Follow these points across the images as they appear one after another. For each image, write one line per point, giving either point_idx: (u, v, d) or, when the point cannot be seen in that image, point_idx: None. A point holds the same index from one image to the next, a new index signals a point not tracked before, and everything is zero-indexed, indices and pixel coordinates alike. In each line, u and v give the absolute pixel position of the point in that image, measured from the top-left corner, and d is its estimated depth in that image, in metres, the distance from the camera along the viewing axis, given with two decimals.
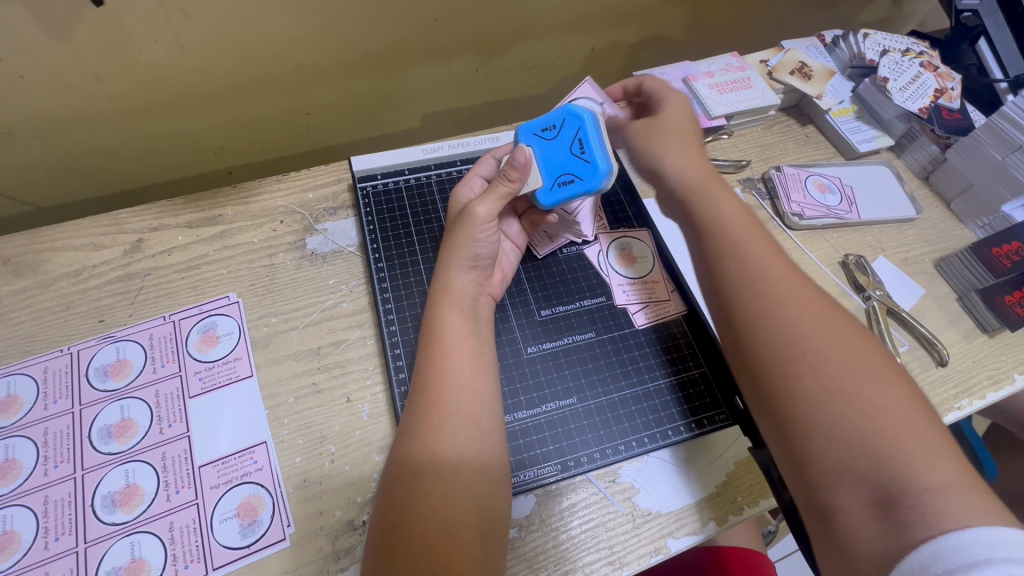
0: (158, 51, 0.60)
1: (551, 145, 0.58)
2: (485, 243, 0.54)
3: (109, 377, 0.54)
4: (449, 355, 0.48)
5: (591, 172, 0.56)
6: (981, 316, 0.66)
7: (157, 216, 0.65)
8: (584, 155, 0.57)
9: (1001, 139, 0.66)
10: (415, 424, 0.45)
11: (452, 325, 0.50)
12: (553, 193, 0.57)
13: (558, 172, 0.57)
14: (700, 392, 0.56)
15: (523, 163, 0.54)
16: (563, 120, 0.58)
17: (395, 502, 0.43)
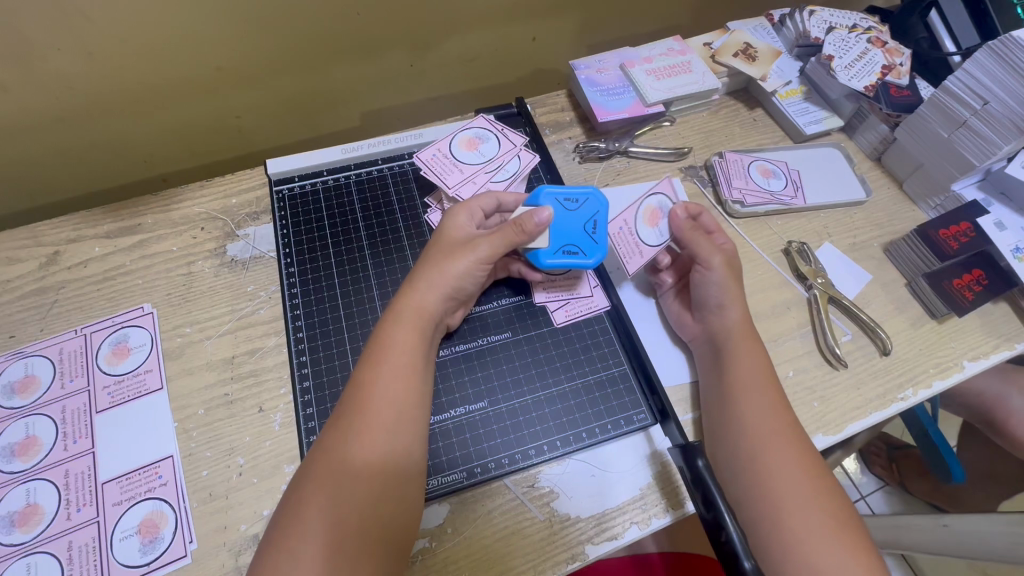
0: (66, 59, 0.59)
1: (569, 214, 0.55)
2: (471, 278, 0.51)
3: (16, 394, 0.53)
4: (396, 374, 0.46)
5: (595, 250, 0.55)
6: (930, 301, 0.63)
7: (75, 227, 0.63)
8: (594, 234, 0.55)
9: (946, 115, 0.63)
10: (345, 442, 0.43)
11: (406, 341, 0.48)
12: (554, 257, 0.54)
13: (565, 239, 0.54)
14: (618, 391, 0.54)
15: (541, 222, 0.51)
16: (583, 197, 0.57)
17: (285, 520, 0.41)
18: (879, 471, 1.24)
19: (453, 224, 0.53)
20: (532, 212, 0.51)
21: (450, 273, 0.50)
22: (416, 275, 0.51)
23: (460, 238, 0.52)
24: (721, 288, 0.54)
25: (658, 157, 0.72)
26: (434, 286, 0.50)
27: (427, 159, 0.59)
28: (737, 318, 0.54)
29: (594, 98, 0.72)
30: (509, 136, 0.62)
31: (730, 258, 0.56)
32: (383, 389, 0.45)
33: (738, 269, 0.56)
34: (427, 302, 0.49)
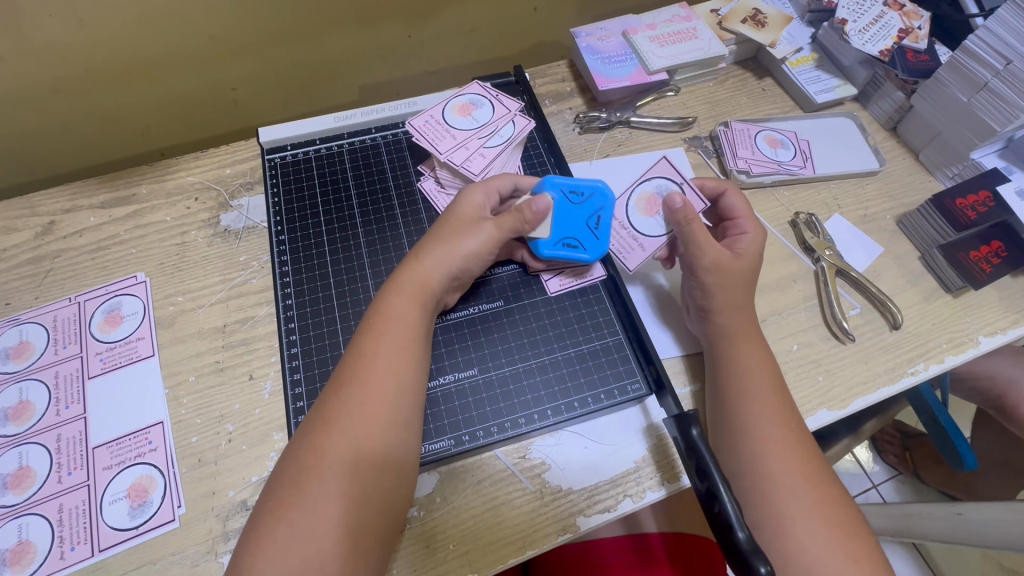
0: (57, 26, 0.58)
1: (573, 207, 0.55)
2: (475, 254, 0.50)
3: (10, 360, 0.54)
4: (400, 347, 0.45)
5: (594, 246, 0.55)
6: (945, 275, 0.60)
7: (71, 197, 0.63)
8: (595, 229, 0.55)
9: (965, 78, 0.60)
10: (347, 416, 0.42)
11: (408, 313, 0.47)
12: (553, 248, 0.54)
13: (566, 231, 0.54)
14: (612, 361, 0.53)
15: (541, 211, 0.51)
16: (590, 189, 0.56)
17: (278, 493, 0.39)
18: (891, 459, 1.22)
19: (467, 203, 0.52)
20: (532, 201, 0.51)
21: (459, 249, 0.49)
22: (422, 249, 0.50)
23: (475, 217, 0.51)
24: (706, 291, 0.51)
25: (661, 127, 0.69)
26: (441, 263, 0.49)
27: (419, 125, 0.58)
28: (729, 317, 0.50)
29: (594, 65, 0.70)
30: (504, 101, 0.60)
31: (726, 261, 0.51)
32: (386, 362, 0.44)
33: (742, 274, 0.51)
34: (432, 277, 0.48)
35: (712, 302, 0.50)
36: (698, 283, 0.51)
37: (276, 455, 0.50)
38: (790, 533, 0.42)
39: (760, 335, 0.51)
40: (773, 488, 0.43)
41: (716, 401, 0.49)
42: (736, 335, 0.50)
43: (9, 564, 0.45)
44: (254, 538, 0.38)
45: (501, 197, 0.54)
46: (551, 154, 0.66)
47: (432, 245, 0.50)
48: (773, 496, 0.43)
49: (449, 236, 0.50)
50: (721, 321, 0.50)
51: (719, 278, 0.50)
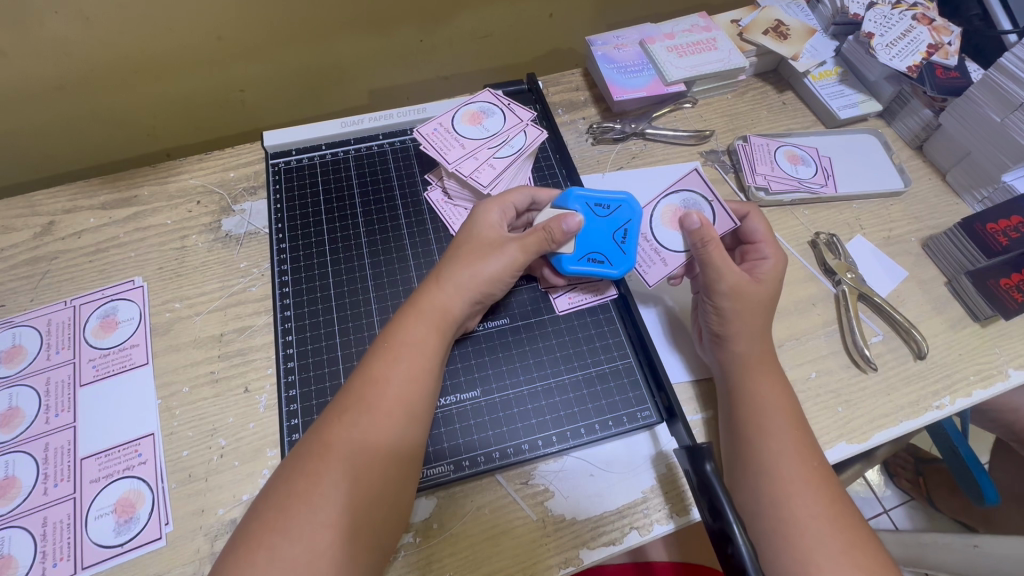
0: (63, 22, 0.57)
1: (599, 219, 0.52)
2: (496, 279, 0.48)
3: (1, 364, 0.52)
4: (412, 375, 0.43)
5: (622, 261, 0.51)
6: (973, 303, 0.57)
7: (71, 197, 0.62)
8: (623, 243, 0.52)
9: (1000, 97, 0.57)
10: (347, 442, 0.39)
11: (422, 337, 0.45)
12: (578, 264, 0.50)
13: (591, 246, 0.51)
14: (622, 386, 0.51)
15: (571, 228, 0.48)
16: (617, 202, 0.53)
17: (260, 517, 0.36)
18: (904, 484, 1.19)
19: (485, 222, 0.50)
20: (562, 218, 0.48)
21: (479, 271, 0.47)
22: (443, 272, 0.47)
23: (496, 238, 0.49)
24: (722, 317, 0.48)
25: (677, 140, 0.67)
26: (461, 287, 0.47)
27: (428, 133, 0.56)
28: (745, 345, 0.48)
29: (610, 75, 0.68)
30: (516, 111, 0.58)
31: (746, 284, 0.48)
32: (393, 388, 0.42)
33: (761, 300, 0.49)
34: (452, 304, 0.46)
35: (727, 329, 0.48)
36: (714, 306, 0.49)
37: (268, 472, 0.48)
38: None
39: (775, 362, 0.49)
40: (791, 531, 0.41)
41: (732, 434, 0.46)
42: (755, 363, 0.48)
43: None
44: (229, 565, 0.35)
45: (515, 211, 0.52)
46: (564, 166, 0.64)
47: (451, 267, 0.48)
48: (789, 537, 0.41)
49: (469, 258, 0.48)
50: (738, 349, 0.48)
51: (736, 303, 0.48)
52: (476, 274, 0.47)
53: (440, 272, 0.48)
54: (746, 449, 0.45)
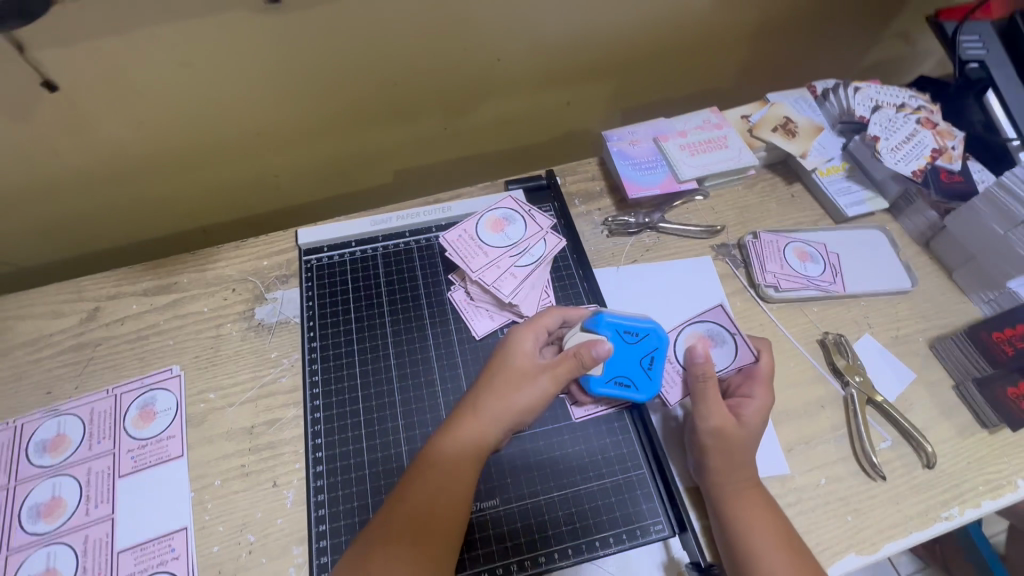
0: (117, 126, 0.63)
1: (628, 345, 0.54)
2: (529, 408, 0.50)
3: (46, 453, 0.55)
4: (447, 501, 0.46)
5: (647, 386, 0.54)
6: (980, 409, 0.58)
7: (116, 284, 0.66)
8: (650, 369, 0.54)
9: (1002, 212, 0.60)
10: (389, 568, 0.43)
11: (455, 462, 0.48)
12: (605, 387, 0.53)
13: (618, 370, 0.54)
14: (635, 498, 0.52)
15: (600, 356, 0.51)
16: (646, 327, 0.55)
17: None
18: (919, 550, 1.19)
19: (519, 348, 0.53)
20: (593, 345, 0.51)
21: (514, 400, 0.50)
22: (479, 397, 0.51)
23: (530, 369, 0.52)
24: (702, 452, 0.50)
25: (690, 235, 0.70)
26: (497, 418, 0.50)
27: (453, 239, 0.59)
28: (726, 478, 0.49)
29: (626, 172, 0.71)
30: (536, 218, 0.60)
31: (733, 428, 0.50)
32: (428, 514, 0.45)
33: (743, 442, 0.50)
34: (487, 430, 0.49)
35: (707, 464, 0.50)
36: (697, 439, 0.51)
37: (294, 571, 0.50)
38: None
39: (762, 490, 0.49)
40: None
41: (729, 557, 0.47)
42: (740, 487, 0.50)
43: None
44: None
45: (548, 333, 0.54)
46: (579, 264, 0.67)
47: (486, 392, 0.51)
48: None
49: (503, 385, 0.51)
50: (720, 484, 0.49)
51: (719, 443, 0.50)
52: (511, 404, 0.50)
53: (476, 399, 0.51)
54: (746, 567, 0.46)
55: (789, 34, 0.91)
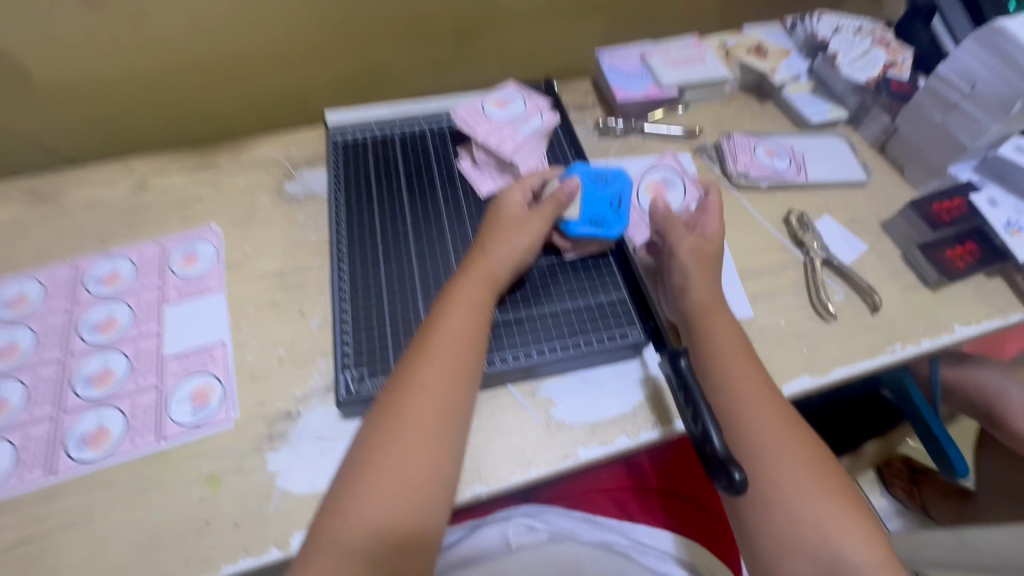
0: (173, 23, 0.72)
1: (597, 188, 0.64)
2: (526, 245, 0.58)
3: (103, 284, 0.63)
4: (474, 324, 0.52)
5: (617, 222, 0.62)
6: (923, 270, 0.66)
7: (162, 163, 0.74)
8: (618, 208, 0.63)
9: (940, 101, 0.68)
10: (437, 378, 0.49)
11: (475, 293, 0.54)
12: (583, 226, 0.61)
13: (592, 211, 0.62)
14: (616, 313, 0.60)
15: (571, 193, 0.61)
16: (613, 175, 0.66)
17: (380, 446, 0.46)
18: (899, 493, 1.22)
19: (509, 202, 0.60)
20: (564, 184, 0.61)
21: (519, 243, 0.57)
22: (489, 245, 0.57)
23: (521, 214, 0.59)
24: (683, 271, 0.57)
25: (671, 136, 0.79)
26: (505, 257, 0.57)
27: (462, 114, 0.69)
28: (703, 293, 0.56)
29: (615, 81, 0.80)
30: (535, 98, 0.71)
31: (703, 245, 0.59)
32: (460, 335, 0.51)
33: (710, 258, 0.59)
34: (499, 270, 0.56)
35: (687, 281, 0.57)
36: (677, 262, 0.58)
37: (318, 375, 0.57)
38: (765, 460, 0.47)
39: (725, 310, 0.56)
40: (747, 432, 0.48)
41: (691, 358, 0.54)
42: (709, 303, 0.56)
43: (88, 444, 0.52)
44: (355, 482, 0.45)
45: (533, 191, 0.62)
46: (573, 147, 0.74)
47: (496, 241, 0.57)
48: (747, 434, 0.48)
49: (506, 233, 0.58)
50: (694, 297, 0.56)
51: (696, 259, 0.58)
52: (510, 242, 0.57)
53: (481, 243, 0.58)
54: (707, 362, 0.52)
55: None
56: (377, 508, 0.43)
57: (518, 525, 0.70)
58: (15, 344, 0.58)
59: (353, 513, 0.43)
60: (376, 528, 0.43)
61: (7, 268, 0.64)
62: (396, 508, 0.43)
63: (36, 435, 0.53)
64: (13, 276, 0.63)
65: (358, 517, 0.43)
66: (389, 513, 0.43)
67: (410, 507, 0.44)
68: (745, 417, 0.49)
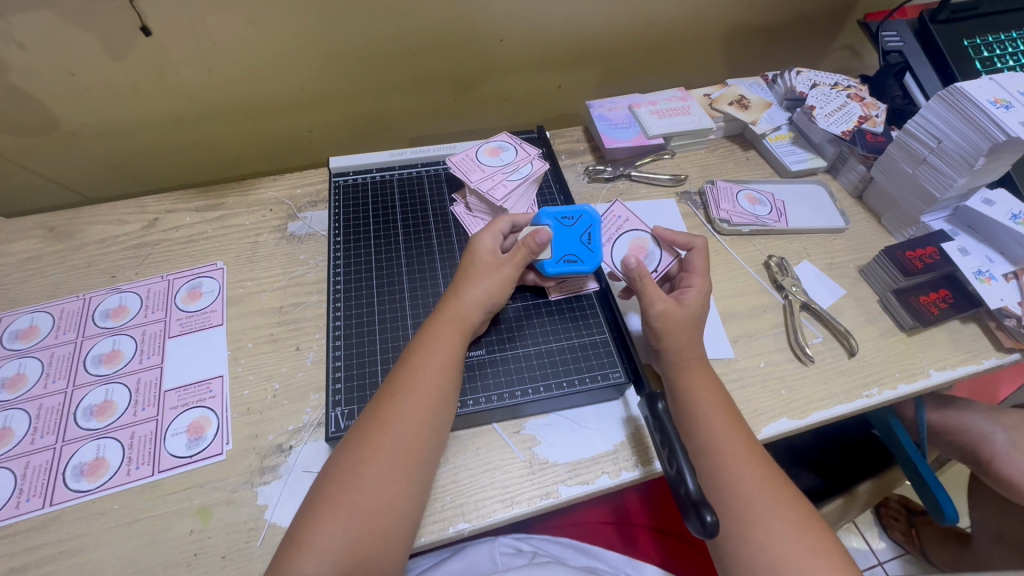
0: (191, 73, 0.76)
1: (567, 228, 0.65)
2: (500, 289, 0.59)
3: (110, 318, 0.66)
4: (442, 362, 0.54)
5: (590, 258, 0.64)
6: (899, 315, 0.69)
7: (173, 201, 0.78)
8: (590, 244, 0.65)
9: (909, 154, 0.72)
10: (399, 416, 0.50)
11: (447, 337, 0.56)
12: (556, 266, 0.63)
13: (565, 250, 0.64)
14: (598, 353, 0.63)
15: (543, 242, 0.61)
16: (578, 213, 0.66)
17: (349, 477, 0.47)
18: (897, 536, 1.21)
19: (482, 247, 0.62)
20: (536, 233, 0.61)
21: (491, 289, 0.59)
22: (459, 290, 0.59)
23: (490, 260, 0.61)
24: (656, 335, 0.59)
25: (657, 181, 0.83)
26: (477, 300, 0.58)
27: (457, 161, 0.73)
28: (677, 356, 0.58)
29: (604, 130, 0.84)
30: (526, 148, 0.75)
31: (674, 309, 0.59)
32: (433, 376, 0.53)
33: (685, 320, 0.58)
34: (471, 313, 0.58)
35: (661, 344, 0.58)
36: (650, 329, 0.59)
37: (310, 410, 0.59)
38: (741, 503, 0.48)
39: (706, 365, 0.58)
40: (723, 478, 0.50)
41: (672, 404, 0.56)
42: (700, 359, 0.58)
43: (85, 475, 0.54)
44: (321, 514, 0.45)
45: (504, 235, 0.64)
46: (562, 193, 0.78)
47: (465, 285, 0.59)
48: (723, 479, 0.50)
49: (475, 279, 0.59)
50: (669, 357, 0.58)
51: (665, 323, 0.58)
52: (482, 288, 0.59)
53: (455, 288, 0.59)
54: (689, 411, 0.54)
55: (749, 41, 1.07)
56: (328, 548, 0.43)
57: (503, 546, 0.62)
58: (23, 374, 0.61)
59: (309, 553, 0.43)
60: (327, 569, 0.43)
61: (19, 301, 0.67)
62: (348, 548, 0.44)
63: (37, 464, 0.55)
64: (25, 308, 0.67)
65: (311, 557, 0.43)
66: (343, 554, 0.43)
67: (367, 544, 0.44)
68: (723, 465, 0.50)
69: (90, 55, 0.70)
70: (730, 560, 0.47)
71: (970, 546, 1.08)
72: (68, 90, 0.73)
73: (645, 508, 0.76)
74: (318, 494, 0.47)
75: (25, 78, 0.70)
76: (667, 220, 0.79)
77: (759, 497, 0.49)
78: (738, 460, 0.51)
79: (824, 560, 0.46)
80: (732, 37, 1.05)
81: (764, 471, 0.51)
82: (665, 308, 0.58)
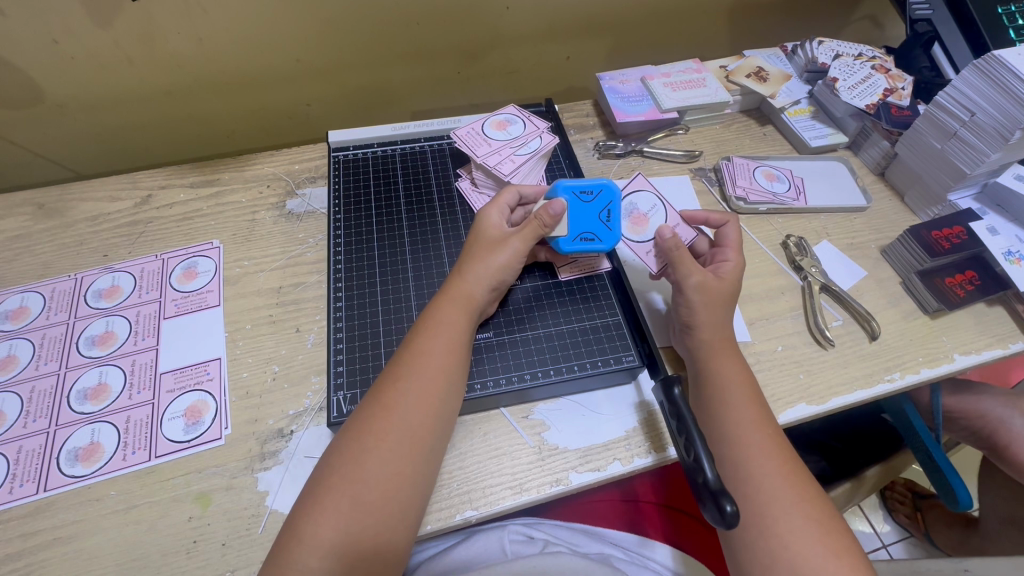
0: (181, 41, 0.72)
1: (586, 204, 0.61)
2: (508, 267, 0.57)
3: (102, 298, 0.64)
4: (447, 347, 0.51)
5: (609, 237, 0.61)
6: (923, 298, 0.66)
7: (166, 177, 0.75)
8: (608, 222, 0.62)
9: (938, 127, 0.68)
10: (403, 403, 0.48)
11: (452, 319, 0.53)
12: (572, 245, 0.60)
13: (584, 227, 0.61)
14: (611, 337, 0.60)
15: (557, 215, 0.58)
16: (597, 187, 0.62)
17: (349, 467, 0.45)
18: (902, 519, 1.20)
19: (487, 224, 0.59)
20: (548, 206, 0.58)
21: (496, 267, 0.56)
22: (465, 268, 0.56)
23: (496, 239, 0.58)
24: (690, 309, 0.56)
25: (671, 157, 0.79)
26: (481, 276, 0.55)
27: (462, 134, 0.70)
28: (710, 332, 0.55)
29: (615, 103, 0.81)
30: (534, 121, 0.72)
31: (711, 282, 0.56)
32: (437, 361, 0.50)
33: (722, 295, 0.56)
34: (476, 290, 0.55)
35: (694, 318, 0.56)
36: (683, 299, 0.56)
37: (312, 394, 0.57)
38: (760, 493, 0.47)
39: (734, 347, 0.56)
40: (741, 466, 0.48)
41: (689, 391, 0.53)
42: (723, 344, 0.55)
43: (80, 460, 0.52)
44: (322, 504, 0.43)
45: (510, 210, 0.61)
46: (572, 170, 0.75)
47: (485, 261, 0.56)
48: (740, 468, 0.48)
49: (479, 256, 0.57)
50: (702, 334, 0.55)
51: (703, 296, 0.56)
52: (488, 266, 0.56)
53: (461, 269, 0.57)
54: (710, 398, 0.52)
55: (766, 11, 1.02)
56: (332, 538, 0.42)
57: (514, 533, 0.61)
58: (14, 357, 0.59)
59: (310, 544, 0.41)
60: (329, 561, 0.41)
61: (8, 280, 0.65)
62: (350, 540, 0.42)
63: (30, 449, 0.53)
64: (15, 289, 0.64)
65: (312, 548, 0.41)
66: (345, 546, 0.42)
67: (367, 536, 0.43)
68: (742, 454, 0.49)
69: (75, 22, 0.66)
70: (749, 550, 0.46)
71: (978, 530, 1.07)
72: (53, 60, 0.69)
73: (655, 489, 0.74)
74: (317, 482, 0.45)
75: (9, 47, 0.67)
76: (684, 200, 0.76)
77: (777, 485, 0.47)
78: (757, 447, 0.49)
79: (842, 550, 0.44)
80: (748, 7, 1.00)
81: (784, 460, 0.49)
82: (700, 284, 0.56)
